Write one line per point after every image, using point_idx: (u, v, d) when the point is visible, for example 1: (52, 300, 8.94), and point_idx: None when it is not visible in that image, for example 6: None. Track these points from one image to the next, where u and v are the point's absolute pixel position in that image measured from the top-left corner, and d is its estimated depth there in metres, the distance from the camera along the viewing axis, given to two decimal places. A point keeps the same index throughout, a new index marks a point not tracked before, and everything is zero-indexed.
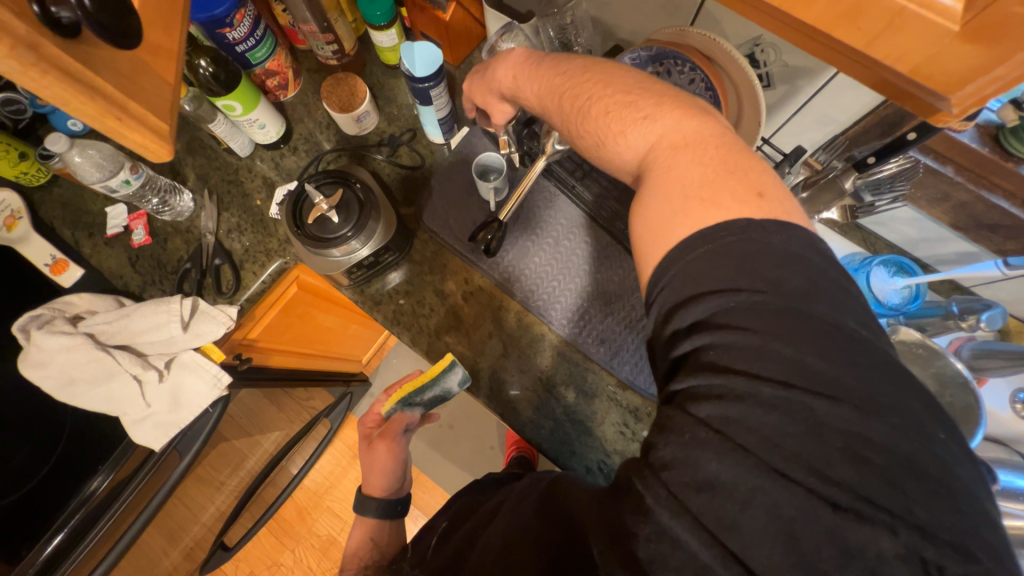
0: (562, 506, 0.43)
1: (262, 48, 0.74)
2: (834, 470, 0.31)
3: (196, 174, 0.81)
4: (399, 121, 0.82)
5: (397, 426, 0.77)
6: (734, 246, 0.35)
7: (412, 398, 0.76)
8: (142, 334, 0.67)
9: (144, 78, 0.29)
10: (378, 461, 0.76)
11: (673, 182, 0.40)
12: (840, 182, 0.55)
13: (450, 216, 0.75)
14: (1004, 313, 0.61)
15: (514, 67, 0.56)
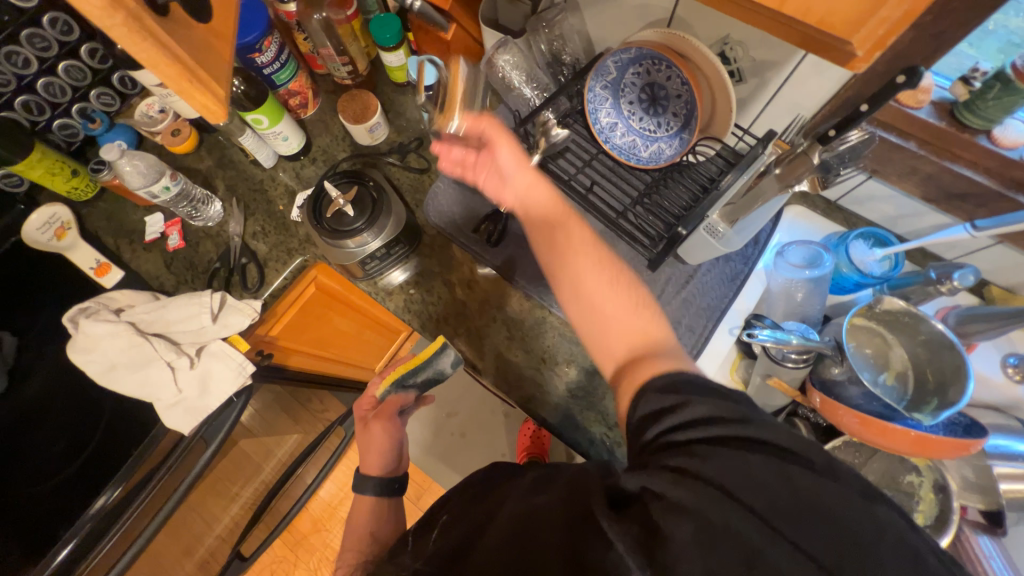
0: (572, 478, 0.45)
1: (285, 71, 0.83)
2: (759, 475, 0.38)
3: (226, 185, 0.89)
4: (408, 131, 0.91)
5: (392, 406, 0.79)
6: (672, 379, 0.46)
7: (406, 377, 0.78)
8: (177, 323, 0.74)
9: (209, 52, 0.36)
10: (378, 438, 0.76)
11: (630, 362, 0.50)
12: (808, 156, 0.58)
13: (456, 212, 0.82)
14: (975, 271, 0.64)
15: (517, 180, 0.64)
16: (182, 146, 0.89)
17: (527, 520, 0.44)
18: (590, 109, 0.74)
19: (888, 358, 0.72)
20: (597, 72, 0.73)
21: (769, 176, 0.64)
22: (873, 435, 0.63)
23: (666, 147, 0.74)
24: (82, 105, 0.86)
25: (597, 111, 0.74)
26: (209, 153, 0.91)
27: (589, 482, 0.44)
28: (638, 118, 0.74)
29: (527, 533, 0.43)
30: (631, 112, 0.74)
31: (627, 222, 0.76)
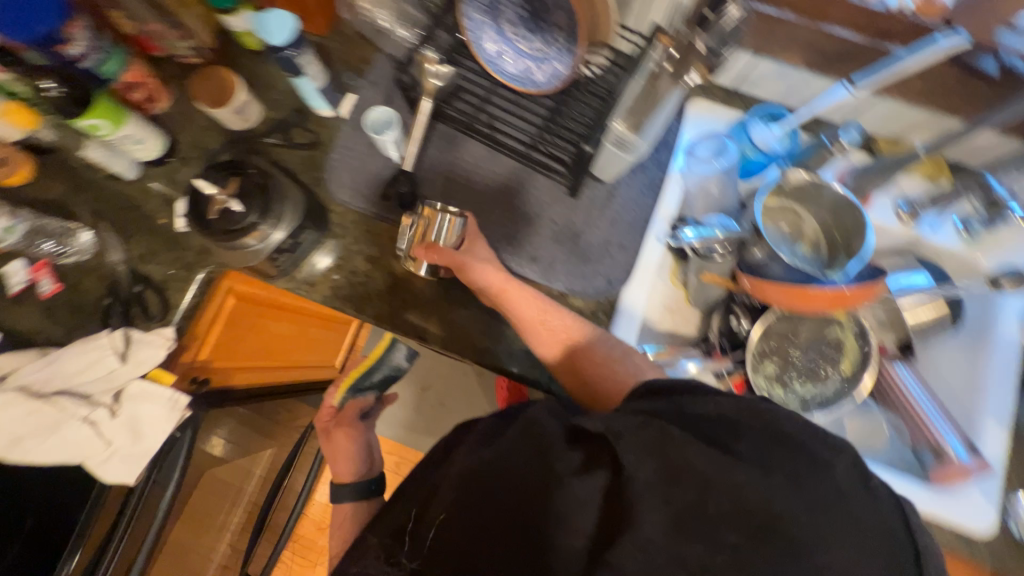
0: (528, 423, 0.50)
1: (110, 61, 0.70)
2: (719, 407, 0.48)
3: (89, 210, 0.77)
4: (283, 104, 0.81)
5: (351, 412, 0.82)
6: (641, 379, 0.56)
7: (362, 382, 0.81)
8: (80, 375, 0.67)
9: None
10: (346, 444, 0.79)
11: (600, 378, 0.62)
12: (694, 47, 0.58)
13: (361, 183, 0.77)
14: (859, 126, 0.69)
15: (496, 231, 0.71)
16: (16, 180, 0.75)
17: (493, 456, 0.48)
18: (473, 38, 0.70)
19: (802, 229, 0.77)
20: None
21: (663, 76, 0.62)
22: (798, 302, 0.68)
23: (560, 66, 0.70)
24: None
25: (481, 40, 0.70)
26: (56, 178, 0.78)
27: (545, 424, 0.49)
28: (524, 40, 0.71)
29: (494, 471, 0.47)
30: (516, 34, 0.71)
31: (538, 150, 0.75)
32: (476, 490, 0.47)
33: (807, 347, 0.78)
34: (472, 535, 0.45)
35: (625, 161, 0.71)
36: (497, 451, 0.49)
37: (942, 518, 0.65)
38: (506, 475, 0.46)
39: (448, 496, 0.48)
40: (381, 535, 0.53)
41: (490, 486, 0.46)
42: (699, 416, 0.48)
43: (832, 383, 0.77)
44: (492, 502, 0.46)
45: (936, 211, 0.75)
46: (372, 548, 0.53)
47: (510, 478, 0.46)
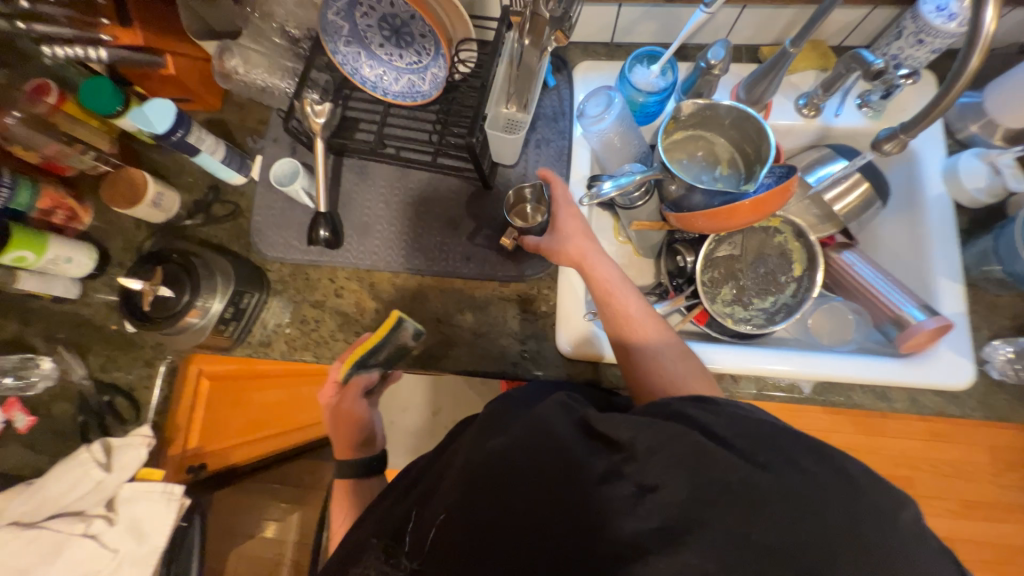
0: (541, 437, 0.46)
1: (20, 193, 0.73)
2: (730, 434, 0.44)
3: (42, 337, 0.79)
4: (197, 184, 0.83)
5: (355, 389, 0.78)
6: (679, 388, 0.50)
7: (366, 360, 0.70)
8: (67, 494, 0.68)
9: None
10: (350, 422, 0.80)
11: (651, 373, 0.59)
12: (539, 13, 0.57)
13: (287, 236, 0.79)
14: (724, 42, 0.69)
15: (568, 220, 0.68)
16: None
17: (501, 454, 0.46)
18: (349, 71, 0.72)
19: (716, 153, 0.79)
20: (330, 35, 0.71)
21: (526, 49, 0.63)
22: (723, 221, 0.69)
23: (437, 71, 0.72)
24: None
25: (357, 70, 0.72)
26: (5, 316, 0.80)
27: (556, 421, 0.48)
28: (398, 57, 0.73)
29: (502, 468, 0.45)
30: (388, 54, 0.73)
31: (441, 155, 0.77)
32: (482, 491, 0.45)
33: (753, 262, 0.80)
34: (479, 534, 0.43)
35: (515, 144, 0.72)
36: (507, 445, 0.46)
37: (923, 386, 0.66)
38: (519, 477, 0.44)
39: (449, 507, 0.47)
40: (381, 535, 0.55)
41: (506, 493, 0.44)
42: (714, 421, 0.45)
43: (787, 289, 0.78)
44: (500, 519, 0.43)
45: (835, 98, 0.76)
46: (372, 549, 0.54)
47: (522, 483, 0.44)
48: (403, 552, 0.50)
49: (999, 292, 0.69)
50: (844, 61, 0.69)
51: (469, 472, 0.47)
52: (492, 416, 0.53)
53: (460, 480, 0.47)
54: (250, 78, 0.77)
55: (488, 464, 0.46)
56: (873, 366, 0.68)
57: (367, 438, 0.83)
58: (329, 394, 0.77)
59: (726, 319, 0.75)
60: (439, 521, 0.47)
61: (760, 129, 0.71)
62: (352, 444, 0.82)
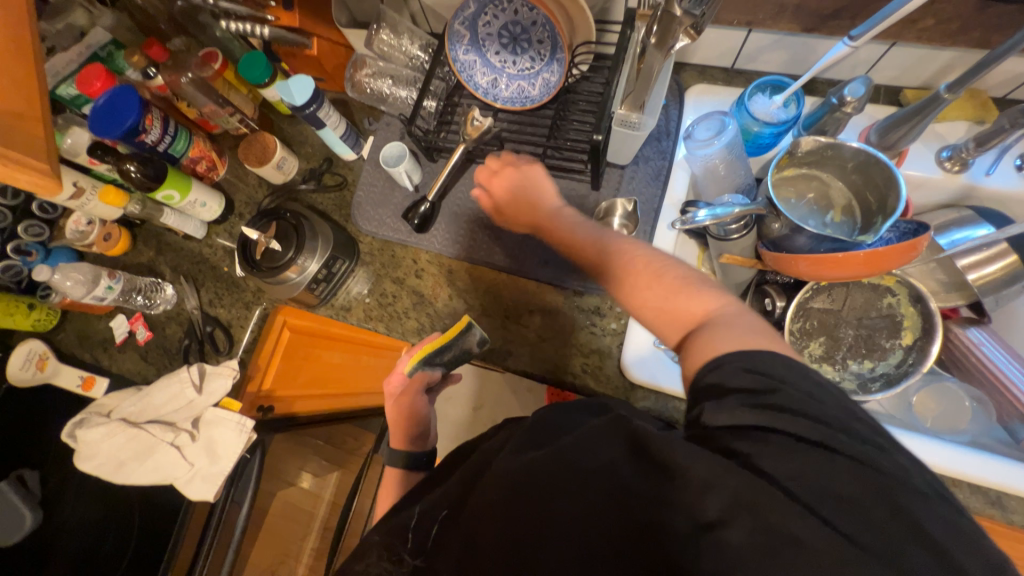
0: (589, 456, 0.41)
1: (179, 141, 0.85)
2: (811, 475, 0.36)
3: (170, 267, 0.92)
4: (315, 155, 0.93)
5: (417, 384, 0.72)
6: (735, 352, 0.43)
7: (433, 358, 0.70)
8: (166, 404, 0.79)
9: (19, 136, 0.50)
10: (403, 414, 0.72)
11: (719, 343, 0.45)
12: (670, 10, 0.54)
13: (381, 214, 0.85)
14: (863, 79, 0.63)
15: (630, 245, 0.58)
16: (118, 248, 0.91)
17: (542, 468, 0.42)
18: (465, 78, 0.76)
19: (830, 197, 0.73)
20: (452, 44, 0.74)
21: (648, 51, 0.60)
22: (828, 271, 0.63)
23: (550, 75, 0.74)
24: (15, 242, 0.85)
25: (472, 77, 0.76)
26: (146, 244, 0.94)
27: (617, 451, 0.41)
28: (512, 63, 0.76)
29: (547, 484, 0.41)
30: (503, 61, 0.76)
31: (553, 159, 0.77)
32: (520, 512, 0.41)
33: (853, 321, 0.72)
34: (513, 550, 0.40)
35: (638, 141, 0.71)
36: (546, 459, 0.42)
37: None
38: (560, 498, 0.40)
39: (484, 509, 0.43)
40: (386, 536, 0.54)
41: (547, 513, 0.40)
42: (863, 507, 0.34)
43: (888, 358, 0.70)
44: (524, 540, 0.40)
45: (989, 155, 0.67)
46: (377, 552, 0.53)
47: (564, 506, 0.39)
48: (406, 549, 0.51)
49: None
50: (1011, 114, 0.60)
51: (505, 481, 0.43)
52: (538, 425, 0.48)
53: (496, 485, 0.43)
54: (376, 87, 0.84)
55: (523, 473, 0.42)
56: (993, 466, 0.58)
57: (423, 437, 0.73)
58: (395, 382, 0.73)
59: None
60: (466, 523, 0.45)
61: (889, 177, 0.65)
62: (410, 441, 0.72)
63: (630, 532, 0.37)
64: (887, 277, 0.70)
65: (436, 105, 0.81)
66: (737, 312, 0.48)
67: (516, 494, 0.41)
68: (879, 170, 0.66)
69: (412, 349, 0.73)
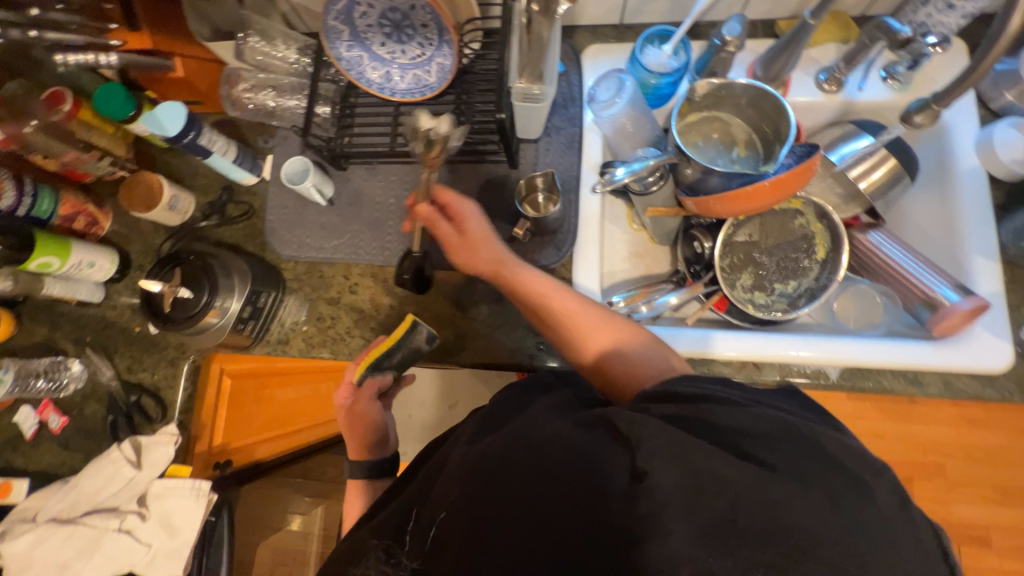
0: (541, 430, 0.46)
1: (42, 200, 0.74)
2: (739, 420, 0.43)
3: (71, 341, 0.82)
4: (211, 186, 0.84)
5: (369, 391, 0.71)
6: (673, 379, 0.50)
7: (382, 364, 0.69)
8: (103, 490, 0.72)
9: None
10: (359, 422, 0.71)
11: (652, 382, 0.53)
12: None
13: (299, 235, 0.79)
14: (737, 17, 0.66)
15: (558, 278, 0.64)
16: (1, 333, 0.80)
17: (497, 448, 0.46)
18: (355, 76, 0.72)
19: (732, 134, 0.76)
20: (332, 41, 0.70)
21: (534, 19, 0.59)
22: (742, 204, 0.67)
23: (444, 60, 0.71)
24: None
25: (363, 74, 0.73)
26: (38, 321, 0.83)
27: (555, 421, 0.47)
28: (401, 53, 0.72)
29: (510, 463, 0.44)
30: (391, 52, 0.72)
31: (466, 143, 0.76)
32: (479, 491, 0.44)
33: (774, 246, 0.77)
34: (493, 527, 0.42)
35: (542, 112, 0.70)
36: (502, 439, 0.46)
37: (957, 368, 0.63)
38: (523, 471, 0.43)
39: (446, 502, 0.47)
40: (379, 535, 0.53)
41: (511, 489, 0.43)
42: None
43: (809, 274, 0.76)
44: (490, 513, 0.43)
45: (858, 71, 0.73)
46: (372, 549, 0.52)
47: (516, 480, 0.43)
48: (404, 552, 0.50)
49: None
50: (869, 31, 0.66)
51: (464, 470, 0.47)
52: (487, 416, 0.54)
53: (457, 474, 0.47)
54: (258, 99, 0.78)
55: (480, 458, 0.46)
56: (909, 350, 0.65)
57: (382, 442, 0.73)
58: (344, 394, 0.71)
59: (746, 305, 0.74)
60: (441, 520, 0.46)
61: (777, 106, 0.69)
62: (369, 448, 0.72)
63: (588, 488, 0.41)
64: (794, 200, 0.75)
65: (333, 110, 0.77)
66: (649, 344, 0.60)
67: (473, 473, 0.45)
68: (769, 101, 0.70)
69: (357, 356, 0.71)
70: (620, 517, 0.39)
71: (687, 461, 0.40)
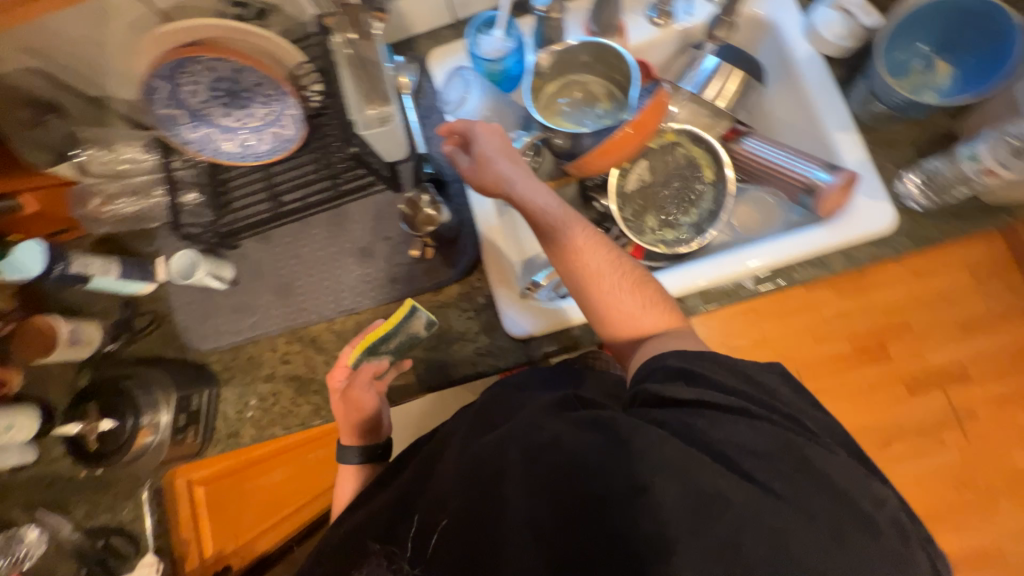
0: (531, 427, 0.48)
1: None
2: (731, 428, 0.44)
3: (20, 510, 0.78)
4: (112, 308, 0.82)
5: (364, 377, 0.66)
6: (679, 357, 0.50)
7: (378, 346, 0.66)
8: None
9: None
10: (353, 409, 0.66)
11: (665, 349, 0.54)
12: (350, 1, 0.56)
13: (214, 325, 0.78)
14: None
15: (545, 206, 0.58)
16: None
17: (489, 448, 0.48)
18: (210, 153, 0.72)
19: (592, 92, 0.78)
20: (172, 127, 0.70)
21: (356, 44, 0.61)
22: (616, 154, 0.67)
23: (292, 110, 0.70)
24: None
25: (217, 148, 0.72)
26: None
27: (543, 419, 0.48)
28: (249, 117, 0.71)
29: (507, 465, 0.46)
30: (238, 119, 0.71)
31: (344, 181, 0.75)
32: (477, 491, 0.46)
33: (666, 182, 0.79)
34: (481, 516, 0.45)
35: (398, 134, 0.69)
36: (491, 440, 0.49)
37: (851, 240, 0.67)
38: (512, 474, 0.45)
39: (437, 501, 0.50)
40: (379, 539, 0.53)
41: (503, 487, 0.45)
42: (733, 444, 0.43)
43: (706, 197, 0.78)
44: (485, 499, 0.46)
45: None
46: (374, 554, 0.52)
47: (509, 481, 0.45)
48: (405, 557, 0.50)
49: (892, 125, 0.69)
50: None
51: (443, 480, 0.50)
52: (473, 424, 0.56)
53: (451, 476, 0.50)
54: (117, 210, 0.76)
55: (474, 458, 0.49)
56: (806, 240, 0.68)
57: (375, 428, 0.69)
58: (338, 377, 0.68)
59: (658, 245, 0.76)
60: (442, 525, 0.48)
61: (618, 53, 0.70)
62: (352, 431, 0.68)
63: (594, 497, 0.42)
64: (668, 134, 0.77)
65: (206, 193, 0.76)
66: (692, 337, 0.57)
67: (469, 473, 0.48)
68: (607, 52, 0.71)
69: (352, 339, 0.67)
70: (611, 536, 0.40)
71: (683, 471, 0.41)
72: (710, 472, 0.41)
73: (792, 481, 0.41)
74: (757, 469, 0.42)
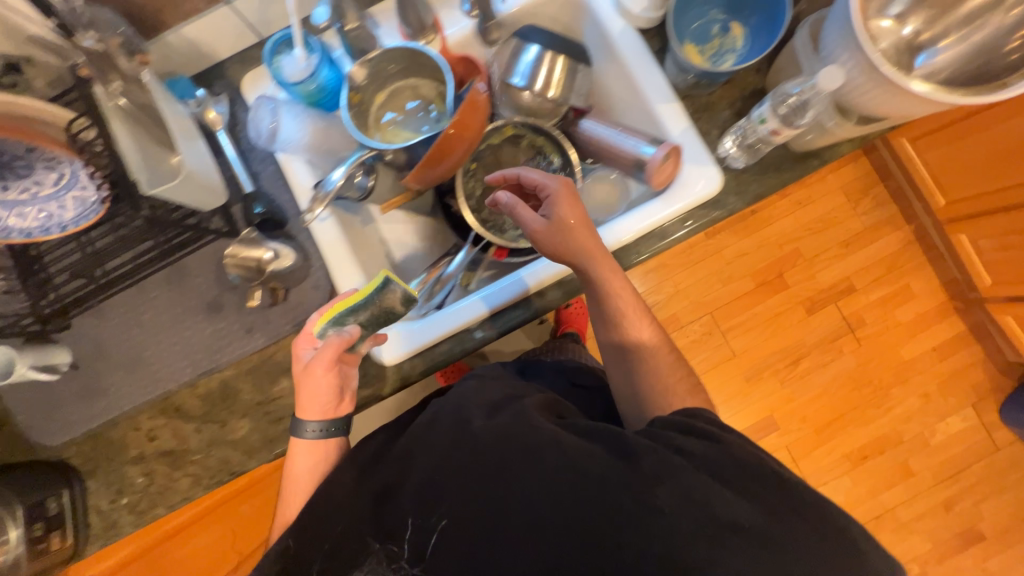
0: (528, 426, 0.53)
1: None
2: (735, 456, 0.48)
3: None
4: None
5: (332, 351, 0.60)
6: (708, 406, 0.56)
7: (344, 316, 0.61)
8: None
9: None
10: (317, 388, 0.61)
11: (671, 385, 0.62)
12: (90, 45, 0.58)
13: (59, 418, 0.70)
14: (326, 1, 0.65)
15: (594, 249, 0.63)
16: None
17: (501, 448, 0.51)
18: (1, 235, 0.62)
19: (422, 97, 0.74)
20: None
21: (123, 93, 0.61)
22: (439, 161, 0.66)
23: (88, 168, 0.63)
24: None
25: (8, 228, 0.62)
26: None
27: (548, 426, 0.52)
28: (37, 185, 0.63)
29: (507, 464, 0.50)
30: (24, 189, 0.63)
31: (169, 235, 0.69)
32: (484, 486, 0.50)
33: None
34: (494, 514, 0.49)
35: (212, 177, 0.65)
36: (498, 437, 0.52)
37: (686, 208, 0.69)
38: (523, 480, 0.49)
39: (421, 496, 0.52)
40: (378, 536, 0.52)
41: (513, 487, 0.49)
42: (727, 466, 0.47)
43: None
44: (492, 492, 0.49)
45: None
46: (372, 553, 0.52)
47: (518, 485, 0.49)
48: (405, 558, 0.51)
49: (709, 91, 0.71)
50: None
51: (426, 474, 0.53)
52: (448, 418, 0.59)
53: (438, 466, 0.53)
54: None
55: (481, 446, 0.52)
56: (649, 213, 0.70)
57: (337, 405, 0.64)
58: (302, 352, 0.63)
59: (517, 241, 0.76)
60: (441, 526, 0.50)
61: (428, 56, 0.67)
62: (312, 411, 0.62)
63: (611, 503, 0.46)
64: (506, 128, 0.77)
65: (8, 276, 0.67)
66: (671, 354, 0.66)
67: (480, 467, 0.51)
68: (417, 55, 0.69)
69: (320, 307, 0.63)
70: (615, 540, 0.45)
71: (689, 491, 0.45)
72: (708, 485, 0.46)
73: (765, 495, 0.46)
74: (748, 485, 0.46)
